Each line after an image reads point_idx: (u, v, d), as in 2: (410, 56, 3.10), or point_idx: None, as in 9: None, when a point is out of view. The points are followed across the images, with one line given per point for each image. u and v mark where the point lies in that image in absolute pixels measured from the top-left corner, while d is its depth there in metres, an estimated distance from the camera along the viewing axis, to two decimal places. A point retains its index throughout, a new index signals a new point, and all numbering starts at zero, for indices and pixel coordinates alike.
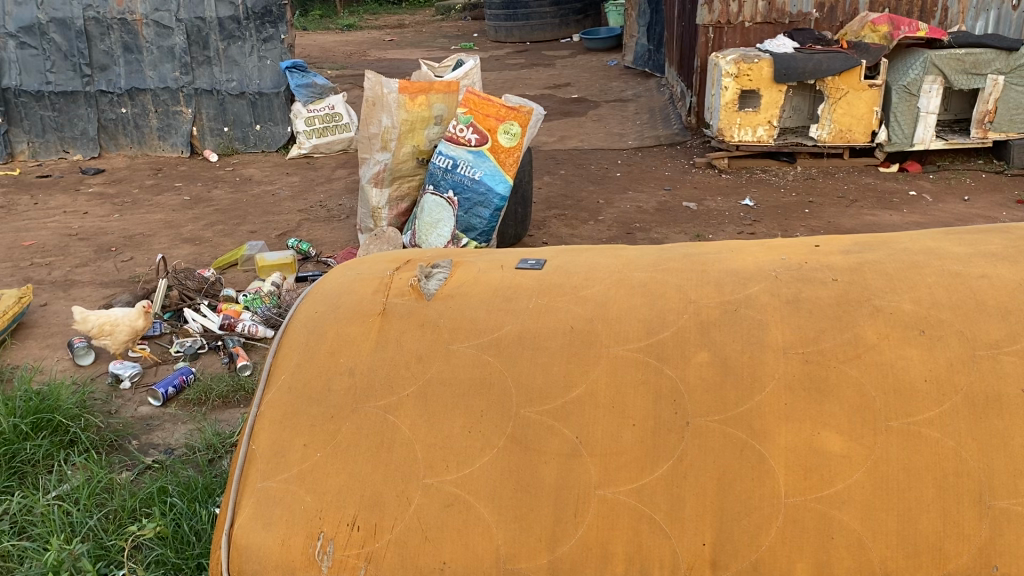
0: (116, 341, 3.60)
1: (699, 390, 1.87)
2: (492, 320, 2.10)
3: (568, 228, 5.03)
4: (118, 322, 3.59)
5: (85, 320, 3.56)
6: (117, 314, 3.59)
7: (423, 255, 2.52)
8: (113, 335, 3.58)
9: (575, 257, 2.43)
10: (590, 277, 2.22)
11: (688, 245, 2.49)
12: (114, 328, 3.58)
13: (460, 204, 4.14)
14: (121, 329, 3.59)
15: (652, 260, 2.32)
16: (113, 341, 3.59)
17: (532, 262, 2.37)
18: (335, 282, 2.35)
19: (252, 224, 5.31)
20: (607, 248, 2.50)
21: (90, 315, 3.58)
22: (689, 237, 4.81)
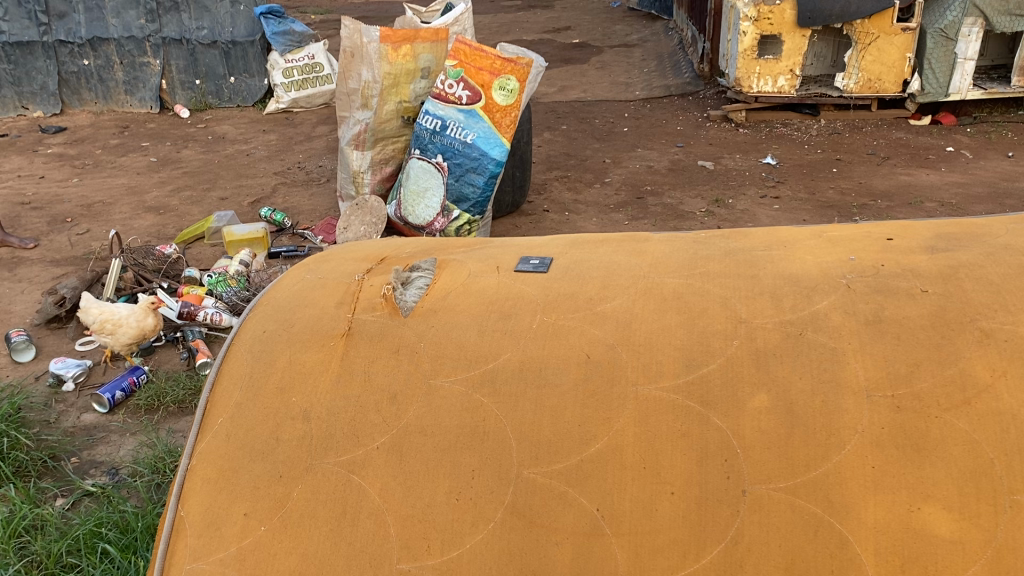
0: (117, 341, 3.02)
1: (757, 447, 1.43)
2: (485, 345, 1.65)
3: (572, 192, 4.55)
4: (122, 321, 3.01)
5: (85, 312, 3.00)
6: (122, 311, 3.01)
7: (400, 250, 2.06)
8: (114, 335, 3.01)
9: (588, 254, 1.96)
10: (609, 285, 1.77)
11: (726, 236, 2.03)
12: (118, 328, 3.00)
13: (451, 171, 3.66)
14: (125, 329, 3.01)
15: (687, 259, 1.86)
16: (114, 341, 3.02)
17: (535, 264, 1.90)
18: (289, 290, 1.89)
19: (223, 190, 4.82)
20: (628, 241, 2.04)
21: (92, 308, 3.01)
22: (707, 202, 4.34)
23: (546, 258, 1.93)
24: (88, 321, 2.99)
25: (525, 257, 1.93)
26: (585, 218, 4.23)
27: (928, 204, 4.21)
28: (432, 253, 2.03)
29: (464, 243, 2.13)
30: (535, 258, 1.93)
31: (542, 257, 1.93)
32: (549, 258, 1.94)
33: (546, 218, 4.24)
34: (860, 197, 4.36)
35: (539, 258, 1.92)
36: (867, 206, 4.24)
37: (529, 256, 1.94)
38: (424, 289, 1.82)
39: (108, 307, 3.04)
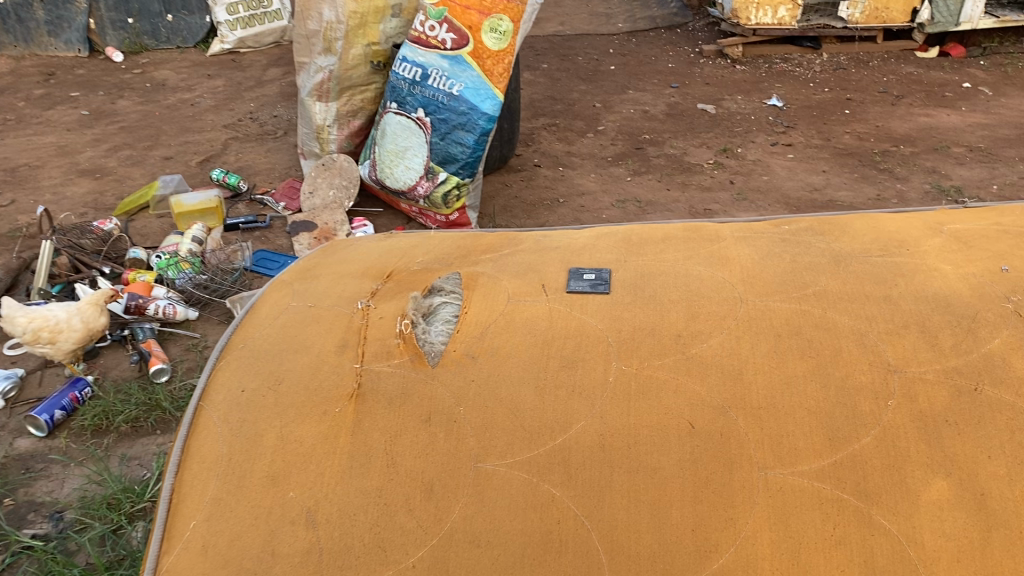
0: (59, 349, 2.54)
1: (943, 560, 1.03)
2: (547, 410, 1.22)
3: (563, 143, 4.09)
4: (63, 326, 2.52)
5: (11, 322, 2.47)
6: (61, 315, 2.51)
7: (411, 262, 1.60)
8: (55, 344, 2.52)
9: (653, 262, 1.53)
10: (699, 313, 1.34)
11: (816, 232, 1.62)
12: (59, 335, 2.52)
13: (435, 128, 3.16)
14: (68, 335, 2.53)
15: (788, 270, 1.45)
16: (56, 350, 2.54)
17: (589, 281, 1.46)
18: (271, 327, 1.44)
19: (167, 147, 4.27)
20: (699, 242, 1.62)
21: (18, 315, 2.48)
22: (715, 152, 3.92)
23: (602, 270, 1.50)
24: (17, 332, 2.48)
25: (572, 271, 1.50)
26: (582, 173, 3.79)
27: (955, 149, 3.83)
28: (450, 265, 1.58)
29: (489, 247, 1.68)
30: (587, 270, 1.50)
31: (599, 270, 1.50)
32: (607, 272, 1.50)
33: (538, 175, 3.79)
34: (879, 141, 3.96)
35: (591, 272, 1.49)
36: (889, 152, 3.85)
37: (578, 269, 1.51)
38: (455, 319, 1.40)
39: (38, 309, 2.52)
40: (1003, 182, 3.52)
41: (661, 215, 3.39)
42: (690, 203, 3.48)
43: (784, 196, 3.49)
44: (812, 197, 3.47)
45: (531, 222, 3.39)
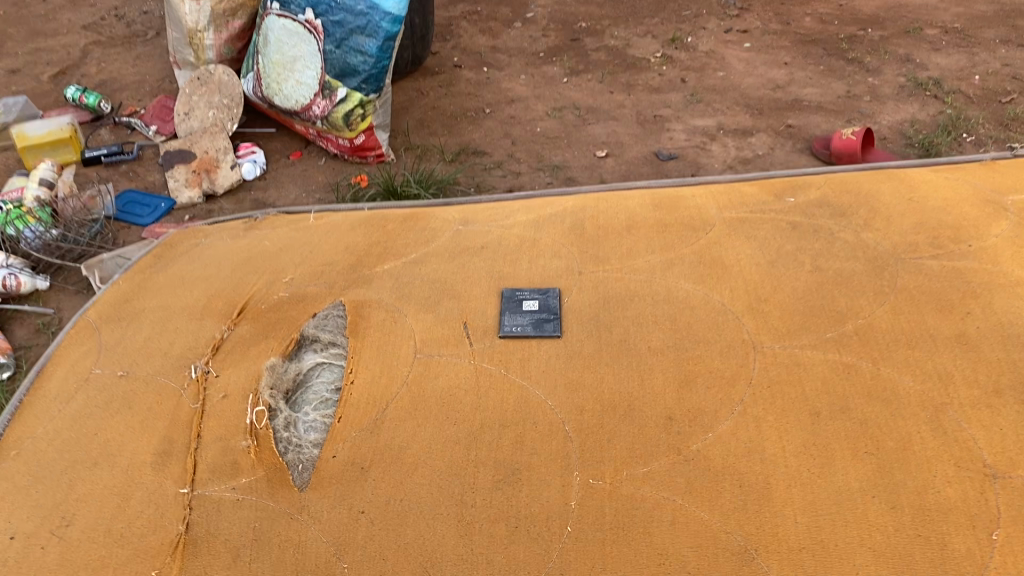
0: None
1: None
2: (476, 565, 0.79)
3: (487, 36, 3.52)
4: None
5: None
6: None
7: (276, 287, 1.12)
8: None
9: (620, 275, 1.08)
10: (697, 378, 0.91)
11: (834, 210, 1.19)
12: None
13: (328, 32, 2.56)
14: None
15: (813, 288, 1.02)
16: None
17: (529, 318, 1.01)
18: (67, 419, 0.97)
19: (12, 57, 3.55)
20: (678, 233, 1.17)
21: None
22: (661, 43, 3.40)
23: (548, 295, 1.04)
24: None
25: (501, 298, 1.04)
26: (510, 75, 3.25)
27: (929, 32, 3.38)
28: (332, 289, 1.10)
29: (389, 250, 1.20)
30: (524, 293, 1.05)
31: (544, 295, 1.04)
32: (557, 296, 1.04)
33: (459, 79, 3.23)
34: (845, 25, 3.48)
35: (528, 297, 1.04)
36: (856, 37, 3.38)
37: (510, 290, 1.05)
38: (336, 391, 0.96)
39: None
40: (985, 71, 3.10)
41: (604, 124, 2.91)
42: (636, 108, 2.99)
43: (743, 95, 3.02)
44: (774, 96, 3.01)
45: (453, 140, 2.87)
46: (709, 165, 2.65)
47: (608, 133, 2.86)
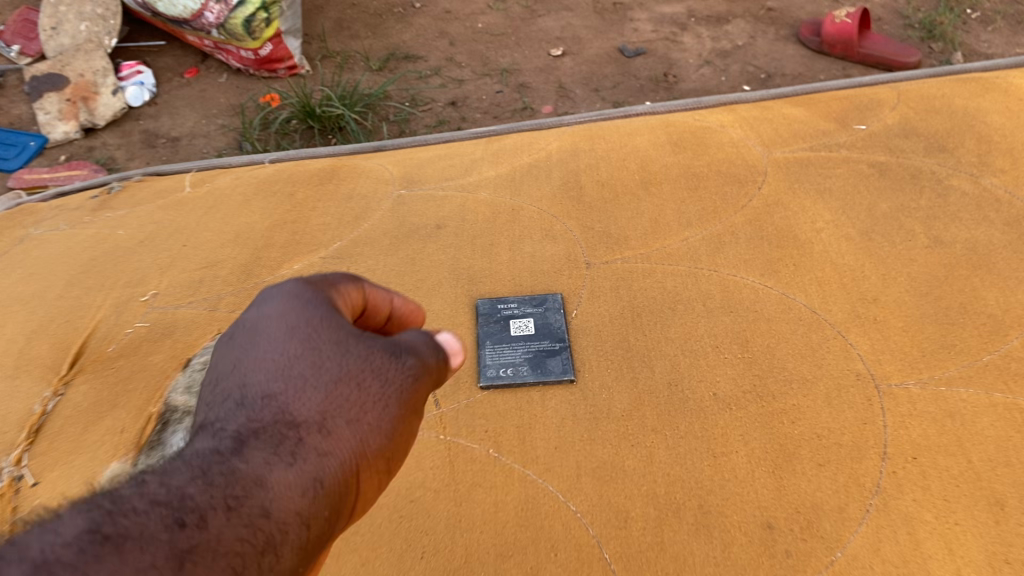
0: None
1: None
2: None
3: None
4: None
5: None
6: None
7: (134, 315, 0.84)
8: None
9: (667, 267, 0.85)
10: (801, 446, 0.68)
11: (927, 144, 0.95)
12: None
13: None
14: None
15: (933, 279, 0.80)
16: None
17: (523, 346, 0.78)
18: None
19: None
20: (716, 195, 0.93)
21: None
22: None
23: (550, 311, 0.81)
24: None
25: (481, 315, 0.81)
26: None
27: None
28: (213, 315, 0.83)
29: (296, 246, 0.91)
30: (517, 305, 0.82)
31: (543, 312, 0.81)
32: (564, 313, 0.81)
33: None
34: None
35: (523, 312, 0.81)
36: None
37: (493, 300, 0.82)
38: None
39: None
40: None
41: (556, 16, 2.49)
42: None
43: None
44: None
45: (378, 43, 2.42)
46: (683, 59, 2.28)
47: (562, 25, 2.44)
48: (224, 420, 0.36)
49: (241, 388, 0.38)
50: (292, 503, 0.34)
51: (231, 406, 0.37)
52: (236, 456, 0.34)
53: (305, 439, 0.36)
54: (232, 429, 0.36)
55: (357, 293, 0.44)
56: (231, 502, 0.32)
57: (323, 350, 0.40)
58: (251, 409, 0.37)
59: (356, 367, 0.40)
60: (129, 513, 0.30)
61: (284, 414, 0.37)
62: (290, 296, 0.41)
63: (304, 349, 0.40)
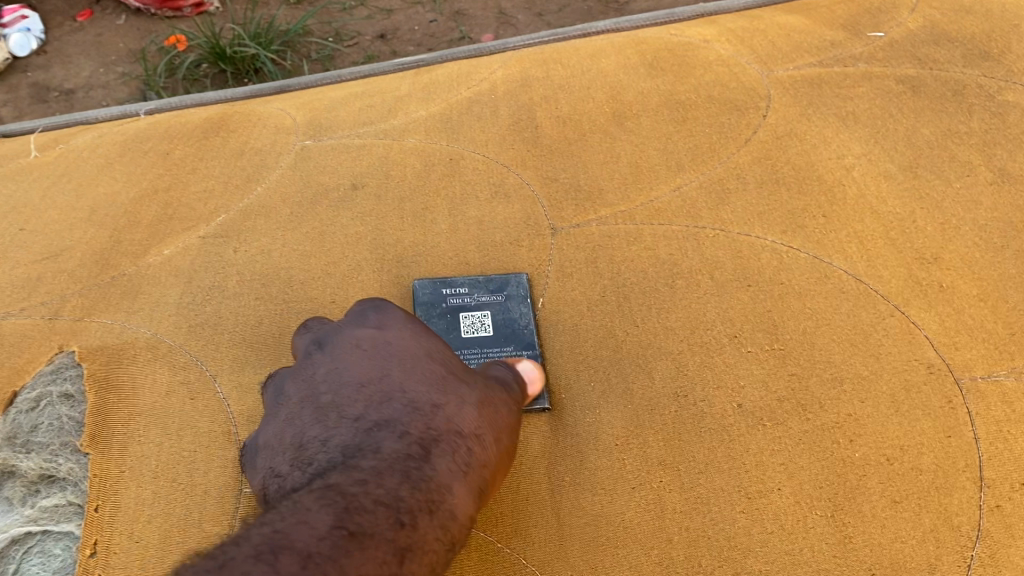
0: None
1: None
2: None
3: None
4: None
5: None
6: None
7: None
8: None
9: (664, 228, 0.78)
10: (868, 474, 0.62)
11: (959, 49, 0.91)
12: None
13: None
14: None
15: (1006, 232, 0.75)
16: None
17: (479, 348, 0.66)
18: None
19: None
20: (712, 127, 0.86)
21: None
22: None
23: (514, 303, 0.71)
24: None
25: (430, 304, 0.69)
26: None
27: None
28: (52, 327, 0.70)
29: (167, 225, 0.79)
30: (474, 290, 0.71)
31: (503, 303, 0.70)
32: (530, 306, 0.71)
33: None
34: None
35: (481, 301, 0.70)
36: None
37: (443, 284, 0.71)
38: (37, 534, 0.58)
39: None
40: None
41: None
42: None
43: None
44: None
45: None
46: None
47: None
48: (404, 423, 0.42)
49: (405, 396, 0.44)
50: (466, 511, 0.40)
51: (399, 406, 0.43)
52: (428, 463, 0.40)
53: (467, 450, 0.44)
54: (417, 431, 0.42)
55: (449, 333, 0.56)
56: (432, 504, 0.38)
57: (447, 369, 0.49)
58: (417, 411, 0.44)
59: (482, 390, 0.50)
60: (361, 509, 0.34)
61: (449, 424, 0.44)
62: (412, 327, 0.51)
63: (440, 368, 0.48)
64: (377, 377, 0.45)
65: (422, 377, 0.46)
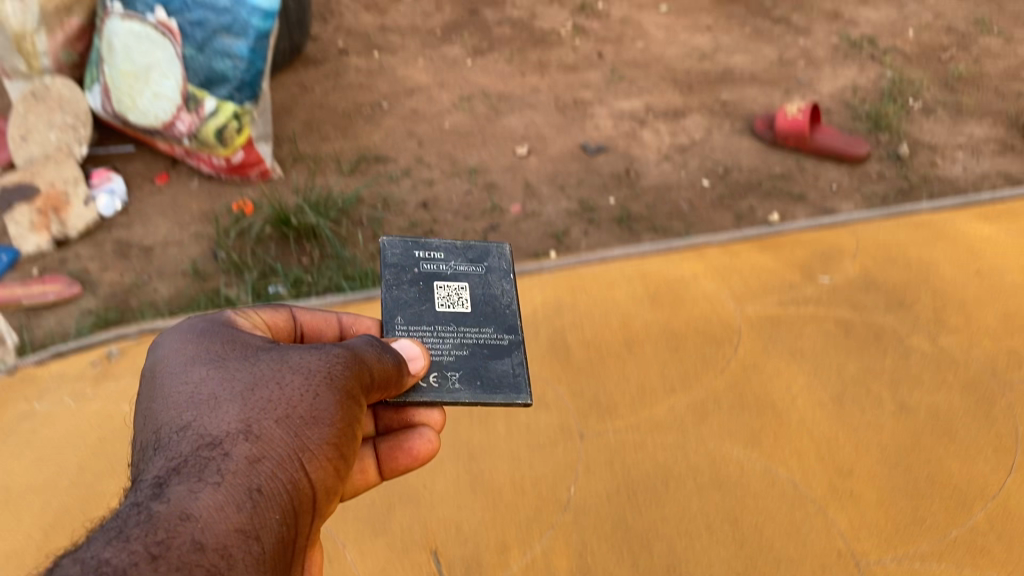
0: None
1: None
2: None
3: (374, 9, 3.01)
4: None
5: None
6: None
7: None
8: None
9: (658, 437, 1.14)
10: None
11: (877, 298, 1.34)
12: None
13: (187, 35, 2.06)
14: None
15: (901, 457, 1.12)
16: None
17: (453, 319, 0.95)
18: None
19: None
20: (698, 355, 1.24)
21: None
22: (569, 10, 3.03)
23: (483, 281, 1.01)
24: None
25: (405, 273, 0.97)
26: (404, 59, 2.78)
27: None
28: None
29: None
30: (451, 266, 1.01)
31: (472, 283, 1.00)
32: (494, 285, 1.00)
33: (347, 67, 2.74)
34: None
35: (457, 273, 1.00)
36: None
37: (417, 256, 1.00)
38: None
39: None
40: (917, 23, 2.93)
41: (520, 115, 2.56)
42: (553, 91, 2.65)
43: (668, 69, 2.74)
44: (701, 69, 2.74)
45: (349, 145, 2.44)
46: (644, 155, 2.41)
47: (526, 124, 2.53)
48: (167, 454, 0.65)
49: (171, 427, 0.68)
50: (231, 510, 0.62)
51: (167, 441, 0.66)
52: (178, 483, 0.62)
53: (230, 449, 0.66)
54: (175, 458, 0.64)
55: (253, 321, 0.86)
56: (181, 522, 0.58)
57: (224, 377, 0.72)
58: (186, 436, 0.66)
59: (254, 381, 0.72)
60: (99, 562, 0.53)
61: (210, 433, 0.67)
62: (184, 351, 0.75)
63: (211, 380, 0.71)
64: (162, 413, 0.70)
65: (192, 399, 0.70)
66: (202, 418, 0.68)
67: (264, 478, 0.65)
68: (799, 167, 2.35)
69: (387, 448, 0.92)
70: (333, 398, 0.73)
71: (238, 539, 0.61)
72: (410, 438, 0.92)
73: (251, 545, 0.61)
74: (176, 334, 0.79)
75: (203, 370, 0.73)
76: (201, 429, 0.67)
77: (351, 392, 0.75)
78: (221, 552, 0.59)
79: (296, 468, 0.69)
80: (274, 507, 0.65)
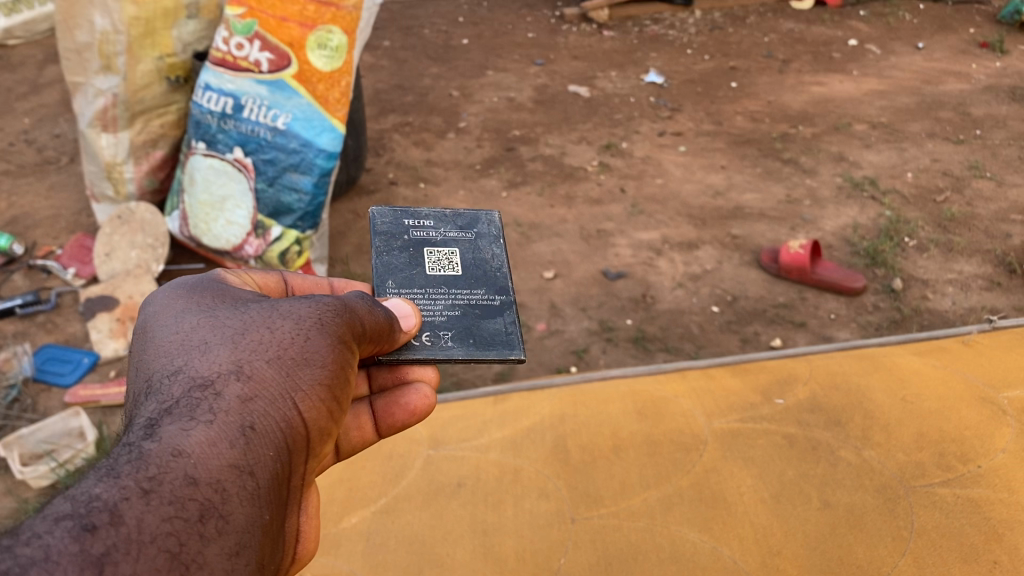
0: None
1: None
2: None
3: (421, 145, 3.36)
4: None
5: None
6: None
7: None
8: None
9: (622, 521, 1.30)
10: None
11: (828, 407, 1.44)
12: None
13: (259, 171, 2.31)
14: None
15: (822, 543, 1.19)
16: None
17: (441, 281, 1.06)
18: None
19: None
20: (670, 457, 1.40)
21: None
22: (596, 149, 3.35)
23: (467, 247, 1.11)
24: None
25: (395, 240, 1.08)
26: (447, 190, 3.10)
27: (858, 127, 3.47)
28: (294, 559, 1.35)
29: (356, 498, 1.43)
30: (440, 233, 1.12)
31: (457, 250, 1.10)
32: (473, 249, 1.11)
33: (396, 196, 3.06)
34: (776, 122, 3.54)
35: (446, 239, 1.11)
36: (789, 135, 3.44)
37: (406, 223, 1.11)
38: None
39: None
40: (916, 167, 3.20)
41: (549, 242, 2.84)
42: (580, 222, 2.94)
43: (684, 204, 3.02)
44: (715, 204, 3.02)
45: None
46: (660, 282, 2.66)
47: (554, 250, 2.80)
48: (159, 397, 0.67)
49: (162, 371, 0.70)
50: (219, 449, 0.64)
51: (158, 384, 0.69)
52: (168, 425, 0.63)
53: (221, 388, 0.68)
54: (167, 398, 0.67)
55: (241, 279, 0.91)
56: (172, 464, 0.60)
57: (215, 324, 0.75)
58: (175, 379, 0.69)
59: (245, 326, 0.75)
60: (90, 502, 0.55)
61: (200, 374, 0.69)
62: (177, 301, 0.79)
63: (202, 327, 0.74)
64: (153, 359, 0.72)
65: (185, 344, 0.73)
66: (193, 362, 0.70)
67: (255, 416, 0.68)
68: (801, 297, 2.58)
69: (382, 405, 1.02)
70: (324, 340, 0.77)
71: (232, 473, 0.63)
72: (405, 395, 1.02)
73: (245, 480, 0.64)
74: (167, 291, 0.82)
75: (193, 319, 0.76)
76: (190, 371, 0.69)
77: (343, 336, 0.79)
78: (214, 486, 0.61)
79: (288, 406, 0.72)
80: (264, 446, 0.68)
